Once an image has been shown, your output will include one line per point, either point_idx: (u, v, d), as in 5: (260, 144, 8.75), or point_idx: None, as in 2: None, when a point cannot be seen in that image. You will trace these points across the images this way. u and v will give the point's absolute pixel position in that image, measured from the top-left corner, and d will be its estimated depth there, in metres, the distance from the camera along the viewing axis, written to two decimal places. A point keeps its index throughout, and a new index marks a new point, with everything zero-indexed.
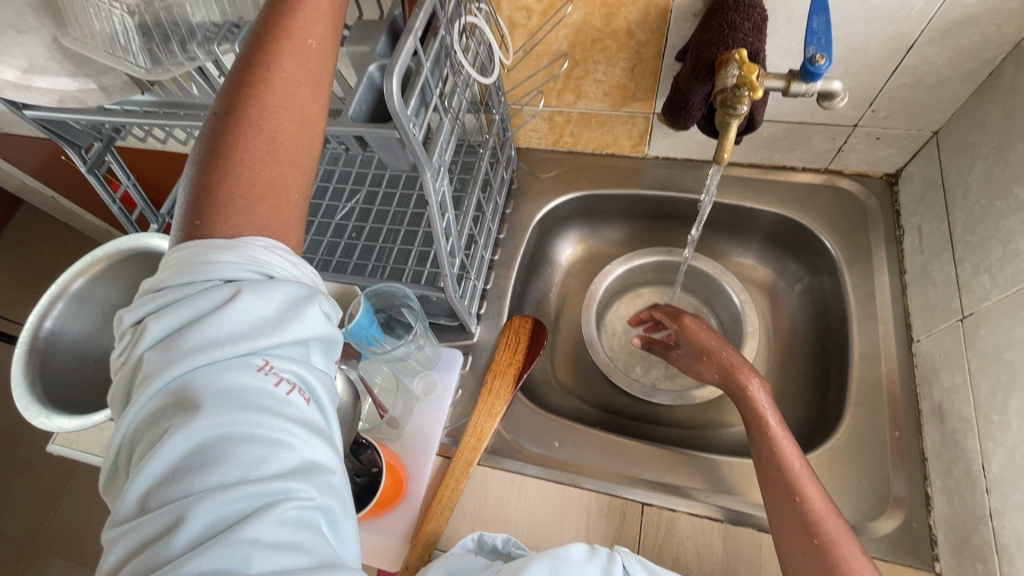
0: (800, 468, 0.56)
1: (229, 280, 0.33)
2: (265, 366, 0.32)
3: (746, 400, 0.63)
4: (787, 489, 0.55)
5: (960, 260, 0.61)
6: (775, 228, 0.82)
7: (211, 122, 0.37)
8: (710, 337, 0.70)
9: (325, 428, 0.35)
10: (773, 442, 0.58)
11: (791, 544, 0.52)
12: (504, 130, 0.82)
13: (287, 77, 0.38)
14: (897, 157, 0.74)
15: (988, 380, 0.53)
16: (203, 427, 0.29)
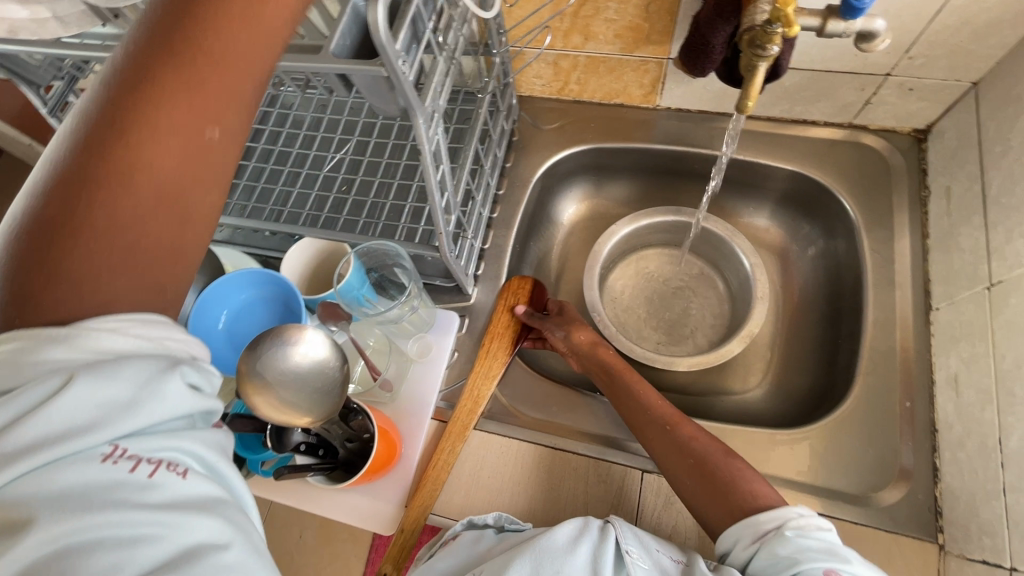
0: (664, 404, 0.58)
1: (49, 372, 0.24)
2: (118, 452, 0.24)
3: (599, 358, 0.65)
4: (659, 425, 0.56)
5: (992, 223, 0.57)
6: (791, 187, 0.77)
7: (76, 136, 0.28)
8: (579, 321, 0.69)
9: (220, 498, 0.27)
10: (636, 386, 0.60)
11: (677, 471, 0.53)
12: (505, 75, 0.75)
13: (187, 89, 0.30)
14: (930, 110, 0.68)
15: (1013, 351, 0.51)
16: (25, 551, 0.21)
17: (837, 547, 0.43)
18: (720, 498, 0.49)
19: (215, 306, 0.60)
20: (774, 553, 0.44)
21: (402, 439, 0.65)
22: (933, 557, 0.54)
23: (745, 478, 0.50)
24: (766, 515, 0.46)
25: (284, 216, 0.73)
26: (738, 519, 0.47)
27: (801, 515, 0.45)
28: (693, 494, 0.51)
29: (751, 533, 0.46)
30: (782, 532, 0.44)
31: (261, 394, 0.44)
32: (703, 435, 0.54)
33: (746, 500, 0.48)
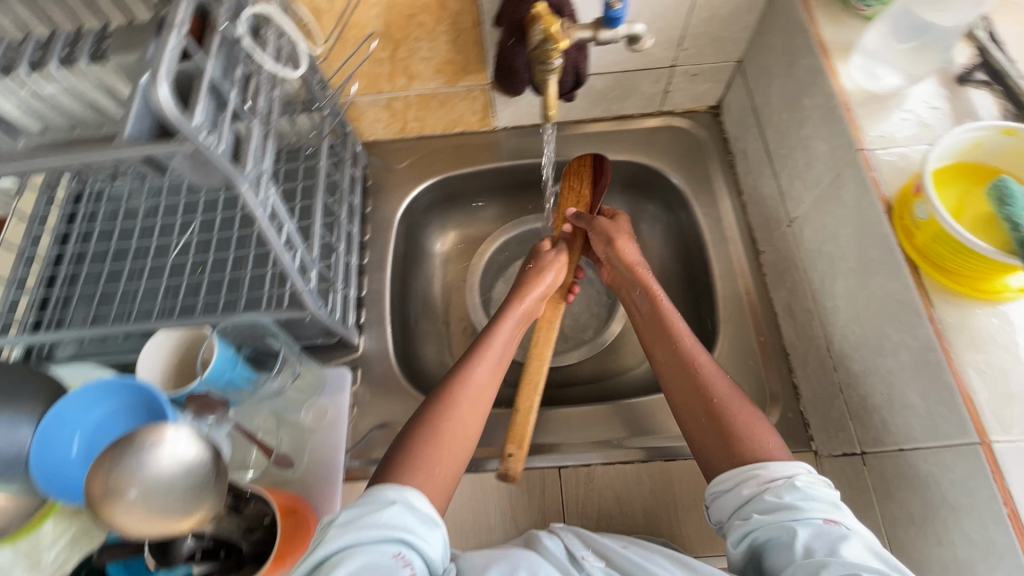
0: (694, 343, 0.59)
1: None
2: None
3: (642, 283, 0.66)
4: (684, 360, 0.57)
5: (778, 171, 0.67)
6: (628, 175, 0.86)
7: None
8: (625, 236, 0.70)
9: None
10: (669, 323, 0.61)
11: (688, 409, 0.55)
12: (341, 126, 0.76)
13: None
14: (715, 89, 0.80)
15: (817, 273, 0.60)
16: None
17: (836, 506, 0.46)
18: (728, 446, 0.51)
19: (63, 430, 0.52)
20: (779, 496, 0.46)
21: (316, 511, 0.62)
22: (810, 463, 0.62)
23: (756, 428, 0.51)
24: (776, 465, 0.48)
25: (134, 314, 0.68)
26: (746, 465, 0.49)
27: (809, 472, 0.48)
28: (701, 435, 0.53)
29: (755, 478, 0.48)
30: (793, 481, 0.46)
31: (124, 509, 0.40)
32: (728, 385, 0.55)
33: (753, 447, 0.50)
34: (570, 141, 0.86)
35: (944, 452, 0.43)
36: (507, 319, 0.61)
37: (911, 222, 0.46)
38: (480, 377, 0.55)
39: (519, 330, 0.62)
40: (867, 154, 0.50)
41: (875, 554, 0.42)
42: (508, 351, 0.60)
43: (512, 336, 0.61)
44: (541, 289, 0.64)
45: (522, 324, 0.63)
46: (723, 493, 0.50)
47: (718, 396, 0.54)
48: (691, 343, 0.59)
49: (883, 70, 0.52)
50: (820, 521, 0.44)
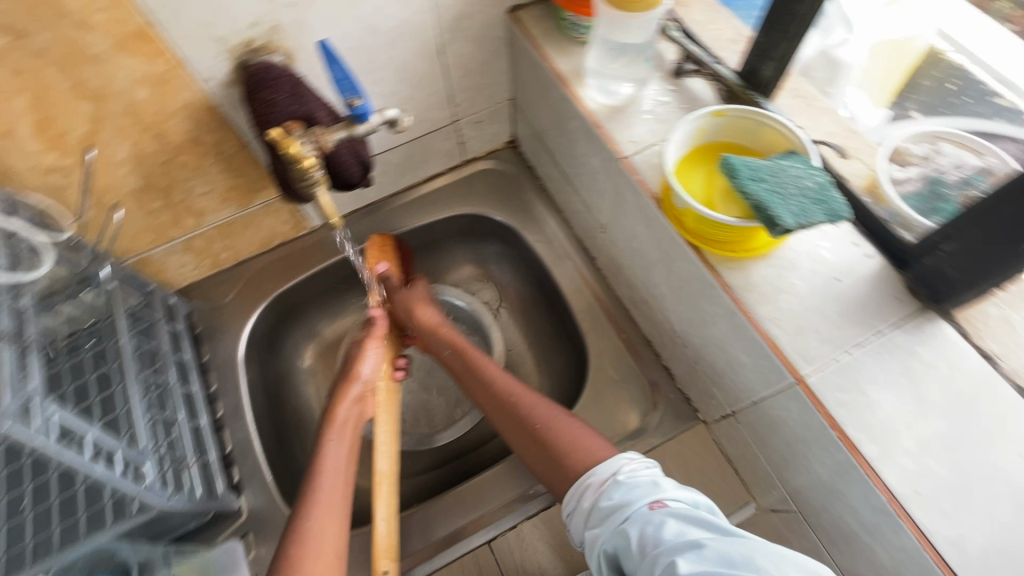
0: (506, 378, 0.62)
1: None
2: None
3: (447, 342, 0.68)
4: (501, 400, 0.60)
5: (577, 187, 0.72)
6: (459, 227, 0.88)
7: None
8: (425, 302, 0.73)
9: None
10: (477, 369, 0.64)
11: (524, 446, 0.57)
12: (139, 287, 0.70)
13: None
14: (503, 127, 0.85)
15: (637, 267, 0.65)
16: None
17: (657, 482, 0.47)
18: (561, 465, 0.53)
19: None
20: (610, 498, 0.47)
21: None
22: (702, 433, 0.66)
23: (578, 436, 0.54)
24: (602, 467, 0.50)
25: None
26: (580, 478, 0.51)
27: (632, 460, 0.50)
28: (540, 464, 0.55)
29: (590, 489, 0.49)
30: (617, 478, 0.48)
31: None
32: (544, 405, 0.57)
33: (578, 457, 0.52)
34: (393, 215, 0.86)
35: (779, 396, 0.48)
36: (334, 440, 0.58)
37: (676, 209, 0.50)
38: (320, 517, 0.52)
39: (354, 440, 0.59)
40: (629, 161, 0.55)
41: (697, 521, 0.43)
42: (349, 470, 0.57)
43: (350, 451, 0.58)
44: (360, 387, 0.62)
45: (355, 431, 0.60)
46: (573, 514, 0.50)
47: (537, 421, 0.56)
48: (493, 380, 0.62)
49: (615, 85, 0.58)
50: (647, 507, 0.45)
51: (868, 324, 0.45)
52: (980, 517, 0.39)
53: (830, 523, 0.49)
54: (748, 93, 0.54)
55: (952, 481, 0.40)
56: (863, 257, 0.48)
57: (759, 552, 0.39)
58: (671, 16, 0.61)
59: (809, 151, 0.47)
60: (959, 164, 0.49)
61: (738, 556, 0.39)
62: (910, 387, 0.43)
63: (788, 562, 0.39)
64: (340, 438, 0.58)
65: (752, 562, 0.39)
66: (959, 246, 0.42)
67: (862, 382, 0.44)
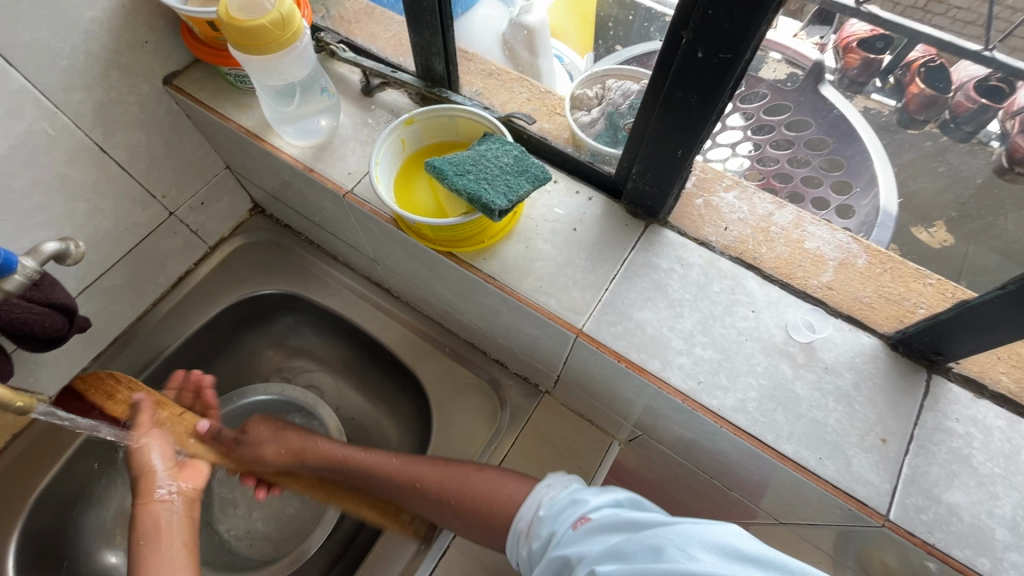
0: (399, 463, 0.56)
1: None
2: None
3: (321, 460, 0.59)
4: (404, 488, 0.55)
5: (335, 232, 0.68)
6: (238, 318, 0.78)
7: None
8: (271, 427, 0.61)
9: None
10: (367, 468, 0.57)
11: (450, 520, 0.53)
12: None
13: None
14: (236, 198, 0.76)
15: (422, 285, 0.63)
16: None
17: (578, 497, 0.46)
18: (492, 526, 0.50)
19: None
20: (539, 538, 0.45)
21: None
22: (551, 402, 0.68)
23: (496, 489, 0.51)
24: (524, 509, 0.48)
25: None
26: (511, 531, 0.48)
27: (551, 487, 0.48)
28: (472, 532, 0.52)
29: (522, 533, 0.47)
30: (540, 514, 0.46)
31: None
32: (448, 475, 0.53)
33: (503, 511, 0.49)
34: (150, 338, 0.73)
35: (576, 352, 0.50)
36: (154, 561, 0.44)
37: (411, 226, 0.49)
38: None
39: (181, 525, 0.47)
40: (354, 196, 0.52)
41: (617, 525, 0.40)
42: (183, 572, 0.44)
43: (176, 557, 0.45)
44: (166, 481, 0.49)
45: (174, 539, 0.46)
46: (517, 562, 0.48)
47: (452, 498, 0.52)
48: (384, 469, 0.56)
49: (310, 123, 0.55)
50: (572, 528, 0.43)
51: (613, 258, 0.50)
52: (747, 377, 0.45)
53: (665, 433, 0.54)
54: (434, 92, 0.55)
55: (718, 358, 0.46)
56: (586, 201, 0.52)
57: (668, 539, 0.35)
58: (337, 37, 0.59)
59: (500, 130, 0.49)
60: (626, 93, 0.54)
61: (648, 552, 0.35)
62: (661, 296, 0.48)
63: (697, 540, 0.34)
64: (155, 556, 0.45)
65: (659, 552, 0.35)
66: (641, 168, 0.46)
67: (625, 310, 0.48)
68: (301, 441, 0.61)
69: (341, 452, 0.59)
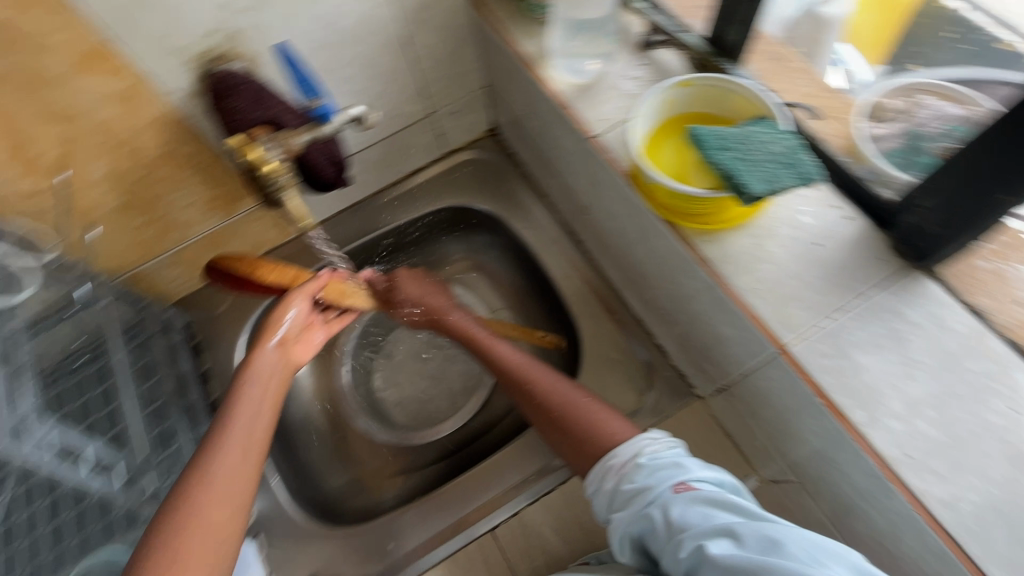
0: (520, 360, 0.58)
1: None
2: None
3: (452, 330, 0.67)
4: (516, 383, 0.57)
5: (558, 171, 0.71)
6: (446, 220, 0.87)
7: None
8: (422, 290, 0.68)
9: None
10: (493, 355, 0.61)
11: (543, 427, 0.53)
12: (132, 304, 0.71)
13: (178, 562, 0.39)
14: (482, 116, 0.84)
15: (623, 246, 0.64)
16: None
17: (681, 462, 0.44)
18: (582, 448, 0.49)
19: None
20: (632, 481, 0.44)
21: None
22: (701, 409, 0.66)
23: (597, 419, 0.50)
24: (622, 448, 0.46)
25: None
26: (599, 462, 0.47)
27: (654, 441, 0.46)
28: (560, 447, 0.52)
29: (611, 471, 0.46)
30: (637, 460, 0.45)
31: None
32: (560, 390, 0.54)
33: (598, 441, 0.48)
34: (379, 212, 0.86)
35: (764, 368, 0.47)
36: (246, 399, 0.48)
37: (647, 183, 0.48)
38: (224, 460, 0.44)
39: (277, 382, 0.51)
40: (599, 140, 0.54)
41: (726, 506, 0.40)
42: (242, 483, 0.44)
43: (241, 461, 0.45)
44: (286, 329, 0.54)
45: (246, 437, 0.46)
46: (595, 497, 0.47)
47: (556, 411, 0.52)
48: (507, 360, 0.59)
49: (581, 62, 0.57)
50: (671, 491, 0.42)
51: (851, 288, 0.44)
52: (971, 476, 0.38)
53: (828, 491, 0.49)
54: (715, 60, 0.53)
55: (942, 441, 0.39)
56: (844, 219, 0.47)
57: (791, 538, 0.37)
58: None
59: (778, 115, 0.46)
60: (939, 114, 0.46)
61: (767, 542, 0.37)
62: (896, 348, 0.42)
63: (824, 549, 0.36)
64: (219, 456, 0.44)
65: (780, 547, 0.36)
66: (940, 202, 0.40)
67: (846, 348, 0.43)
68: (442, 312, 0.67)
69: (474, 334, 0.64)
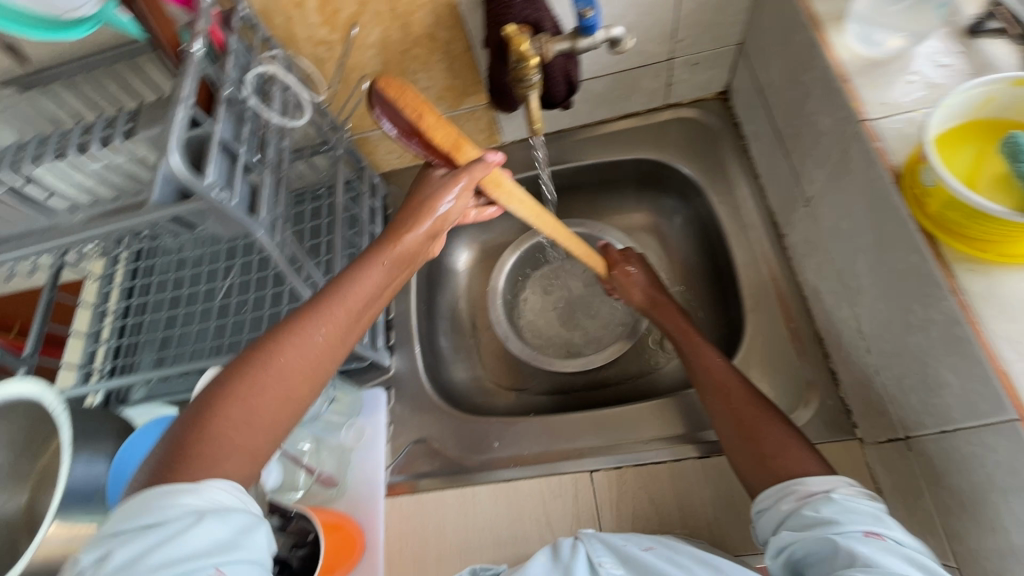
0: (725, 366, 0.63)
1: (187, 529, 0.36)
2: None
3: (663, 318, 0.73)
4: (715, 385, 0.61)
5: (790, 151, 0.65)
6: (640, 173, 0.85)
7: (195, 410, 0.40)
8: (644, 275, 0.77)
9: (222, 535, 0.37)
10: (696, 351, 0.66)
11: (728, 433, 0.58)
12: (356, 161, 0.81)
13: (245, 414, 0.40)
14: (720, 75, 0.78)
15: (839, 252, 0.57)
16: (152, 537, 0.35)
17: (879, 517, 0.46)
18: (765, 465, 0.53)
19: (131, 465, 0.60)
20: (817, 510, 0.47)
21: (363, 525, 0.67)
22: (856, 451, 0.59)
23: (789, 444, 0.54)
24: (814, 480, 0.50)
25: (190, 353, 0.76)
26: (784, 482, 0.51)
27: (849, 486, 0.49)
28: (740, 457, 0.56)
29: (794, 494, 0.50)
30: (830, 495, 0.48)
31: None
32: (759, 405, 0.58)
33: (786, 462, 0.52)
34: (580, 145, 0.86)
35: (985, 433, 0.40)
36: (365, 278, 0.48)
37: (921, 188, 0.43)
38: (327, 333, 0.45)
39: (401, 267, 0.51)
40: (871, 126, 0.48)
41: (921, 566, 0.41)
42: (322, 366, 0.44)
43: (331, 344, 0.45)
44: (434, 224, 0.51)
45: (346, 317, 0.46)
46: (764, 510, 0.51)
47: (751, 420, 0.57)
48: (712, 360, 0.64)
49: (880, 34, 0.51)
50: (861, 533, 0.44)
51: None
52: None
53: None
54: None
55: None
56: None
57: None
58: None
59: None
60: None
61: None
62: None
63: None
64: (320, 331, 0.44)
65: None
66: None
67: None
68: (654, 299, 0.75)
69: (683, 327, 0.70)
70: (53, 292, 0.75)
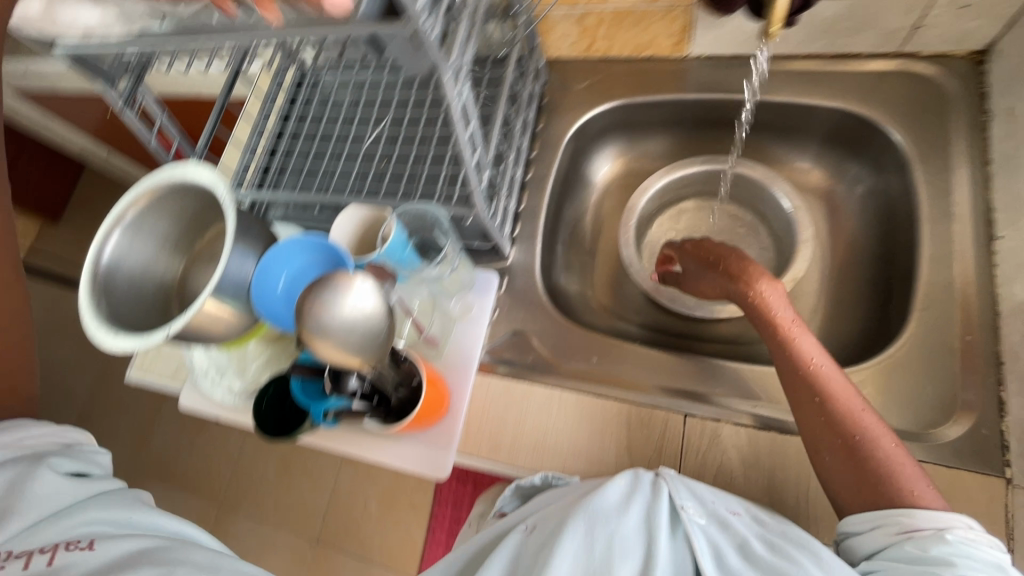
0: (818, 370, 0.55)
1: None
2: None
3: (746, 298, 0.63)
4: (811, 391, 0.54)
5: None
6: (836, 126, 0.75)
7: None
8: (717, 257, 0.68)
9: None
10: (787, 346, 0.58)
11: (819, 446, 0.53)
12: (531, 38, 0.76)
13: None
14: (989, 28, 0.64)
15: None
16: None
17: (995, 566, 0.45)
18: (864, 491, 0.50)
19: (275, 270, 0.63)
20: (924, 549, 0.45)
21: (451, 390, 0.70)
22: (1000, 491, 0.52)
23: (899, 473, 0.49)
24: (923, 515, 0.47)
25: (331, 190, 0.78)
26: (886, 510, 0.48)
27: (966, 527, 0.46)
28: (833, 475, 0.52)
29: (898, 525, 0.47)
30: (943, 535, 0.46)
31: (327, 345, 0.48)
32: (861, 425, 0.52)
33: (897, 492, 0.49)
34: (779, 76, 0.75)
35: None
36: None
37: None
38: None
39: None
40: None
41: None
42: None
43: None
44: None
45: None
46: (857, 533, 0.49)
47: (856, 440, 0.51)
48: (805, 365, 0.56)
49: None
50: None
51: None
52: None
53: None
54: None
55: None
56: None
57: None
58: None
59: None
60: None
61: None
62: None
63: None
64: None
65: None
66: None
67: None
68: (741, 272, 0.65)
69: (772, 312, 0.60)
70: (223, 101, 0.79)
